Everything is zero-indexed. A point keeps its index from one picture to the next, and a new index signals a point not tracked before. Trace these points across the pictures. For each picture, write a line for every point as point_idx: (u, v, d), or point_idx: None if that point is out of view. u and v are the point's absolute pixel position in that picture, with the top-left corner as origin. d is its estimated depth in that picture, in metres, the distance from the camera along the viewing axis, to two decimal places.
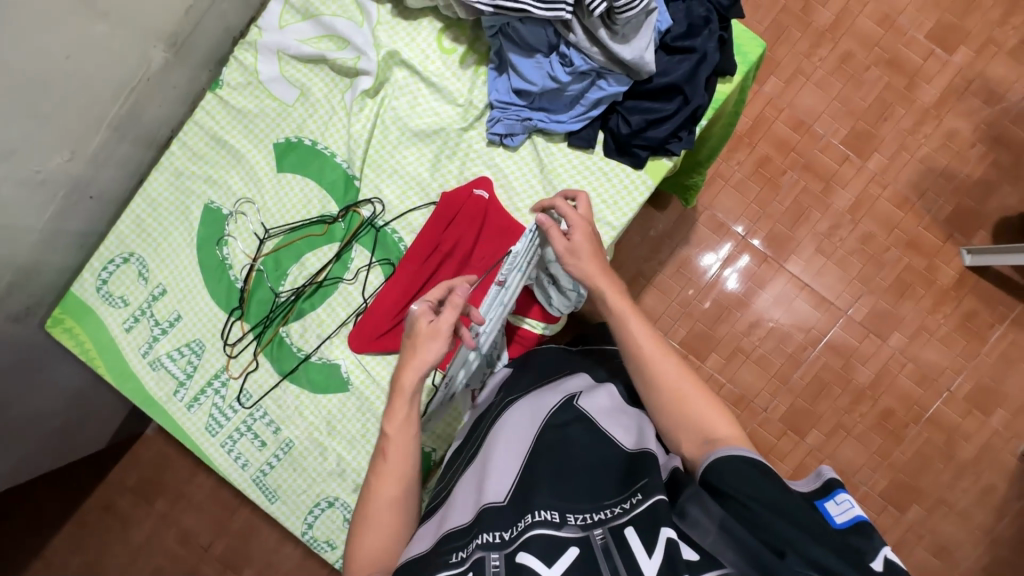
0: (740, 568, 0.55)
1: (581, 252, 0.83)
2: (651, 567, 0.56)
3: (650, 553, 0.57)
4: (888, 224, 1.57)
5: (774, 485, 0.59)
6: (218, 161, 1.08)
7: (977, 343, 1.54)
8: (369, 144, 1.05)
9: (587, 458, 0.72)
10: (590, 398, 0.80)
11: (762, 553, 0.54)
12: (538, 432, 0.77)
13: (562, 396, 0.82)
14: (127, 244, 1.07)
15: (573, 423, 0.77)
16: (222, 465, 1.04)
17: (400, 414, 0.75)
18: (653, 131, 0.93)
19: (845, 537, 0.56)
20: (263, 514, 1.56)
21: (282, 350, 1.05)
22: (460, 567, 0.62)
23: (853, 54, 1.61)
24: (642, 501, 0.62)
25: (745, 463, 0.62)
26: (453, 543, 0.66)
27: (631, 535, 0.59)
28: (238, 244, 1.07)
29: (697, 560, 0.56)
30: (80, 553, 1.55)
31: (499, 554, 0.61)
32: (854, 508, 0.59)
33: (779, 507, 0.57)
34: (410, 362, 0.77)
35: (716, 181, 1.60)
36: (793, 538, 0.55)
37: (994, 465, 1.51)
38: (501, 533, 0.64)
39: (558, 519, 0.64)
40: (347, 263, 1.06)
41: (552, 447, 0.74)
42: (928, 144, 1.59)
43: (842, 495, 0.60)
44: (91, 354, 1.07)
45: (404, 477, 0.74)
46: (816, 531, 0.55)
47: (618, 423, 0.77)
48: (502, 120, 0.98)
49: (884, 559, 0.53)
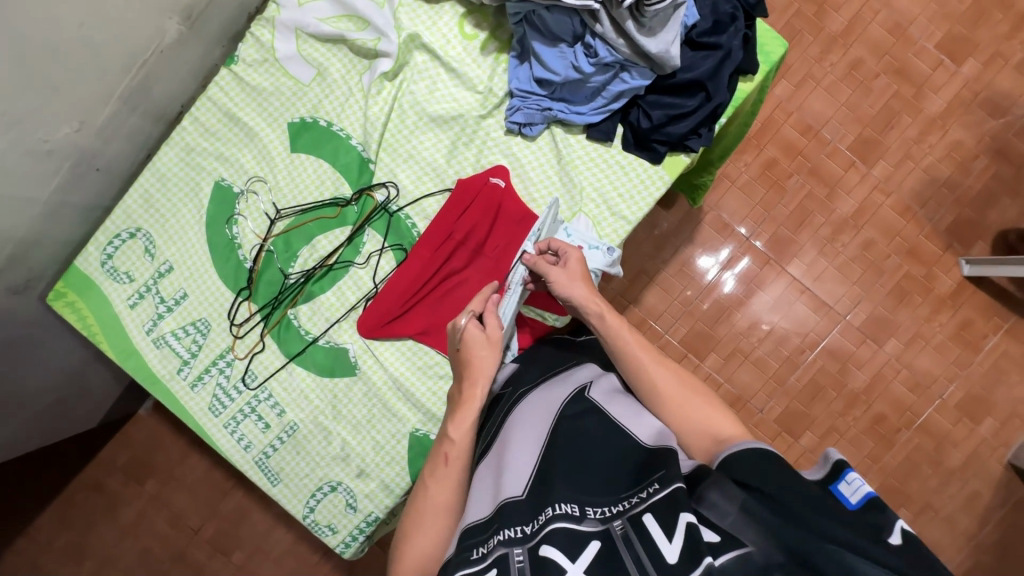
0: (762, 546, 0.54)
1: (572, 278, 0.85)
2: (672, 552, 0.56)
3: (670, 538, 0.57)
4: (890, 232, 1.59)
5: (783, 471, 0.59)
6: (230, 138, 1.07)
7: (970, 352, 1.56)
8: (385, 128, 1.04)
9: (601, 452, 0.72)
10: (602, 388, 0.82)
11: (784, 528, 0.53)
12: (552, 425, 0.77)
13: (573, 387, 0.83)
14: (133, 219, 1.05)
15: (586, 413, 0.78)
16: (225, 447, 1.04)
17: (466, 422, 0.78)
18: (674, 126, 0.93)
19: (862, 516, 0.55)
20: (256, 498, 1.55)
21: (289, 333, 1.04)
22: (483, 564, 0.61)
23: (864, 61, 1.62)
24: (659, 490, 0.62)
25: (755, 453, 0.62)
26: (473, 539, 0.65)
27: (650, 523, 0.59)
28: (248, 224, 1.06)
29: (718, 542, 0.56)
30: (68, 531, 1.53)
31: (522, 550, 0.61)
32: (865, 487, 0.58)
33: (794, 487, 0.57)
34: (479, 376, 0.81)
35: (723, 182, 1.61)
36: (810, 516, 0.53)
37: (981, 473, 1.54)
38: (522, 527, 0.64)
39: (578, 513, 0.63)
40: (359, 247, 1.05)
41: (568, 442, 0.74)
42: (932, 154, 1.61)
43: (852, 475, 0.59)
44: (94, 329, 1.05)
45: (457, 484, 0.74)
46: (833, 509, 0.55)
47: (635, 419, 0.76)
48: (522, 109, 0.98)
49: (901, 532, 0.52)
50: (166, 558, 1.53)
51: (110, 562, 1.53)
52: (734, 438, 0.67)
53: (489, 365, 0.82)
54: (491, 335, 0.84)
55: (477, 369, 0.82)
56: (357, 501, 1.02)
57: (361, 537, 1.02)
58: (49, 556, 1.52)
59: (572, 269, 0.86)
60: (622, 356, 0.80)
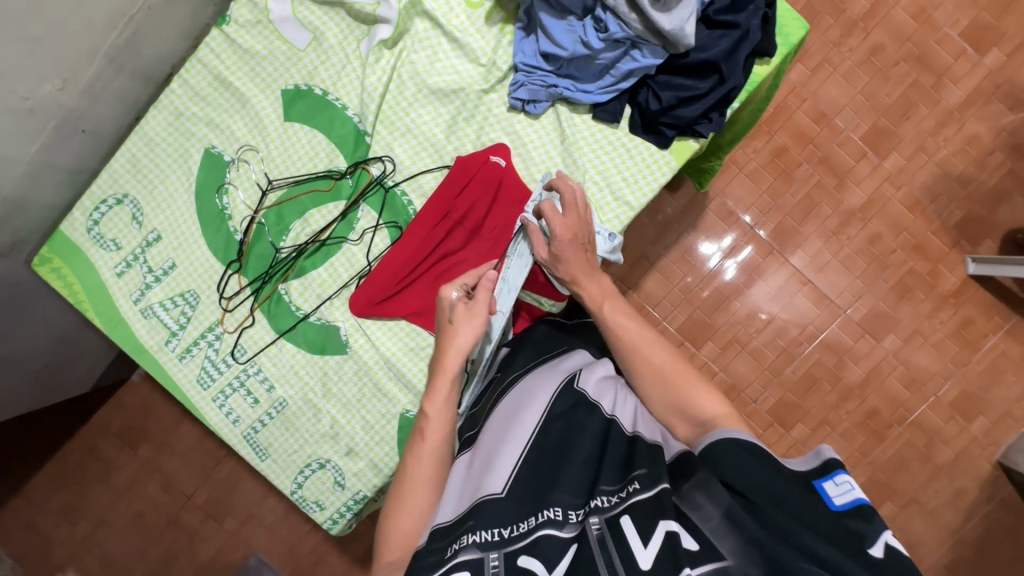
0: (741, 560, 0.52)
1: (563, 256, 0.85)
2: (646, 558, 0.54)
3: (646, 543, 0.55)
4: (897, 226, 1.56)
5: (768, 471, 0.56)
6: (220, 104, 1.03)
7: (969, 351, 1.55)
8: (383, 99, 1.00)
9: (588, 448, 0.69)
10: (592, 377, 0.79)
11: (763, 538, 0.52)
12: (542, 420, 0.74)
13: (562, 375, 0.81)
14: (120, 184, 1.03)
15: (575, 406, 0.75)
16: (213, 420, 1.02)
17: (440, 395, 0.77)
18: (684, 109, 0.89)
19: (842, 520, 0.53)
20: (248, 467, 1.55)
21: (280, 308, 1.02)
22: (452, 563, 0.59)
23: (884, 47, 1.56)
24: (641, 492, 0.60)
25: (739, 447, 0.60)
26: (449, 536, 0.64)
27: (627, 526, 0.57)
28: (239, 194, 1.03)
29: (697, 551, 0.54)
30: (62, 492, 1.55)
31: (498, 554, 0.60)
32: (854, 490, 0.55)
33: (772, 491, 0.55)
34: (451, 345, 0.80)
35: (730, 168, 1.57)
36: (791, 528, 0.52)
37: (969, 470, 1.55)
38: (500, 530, 0.62)
39: (561, 518, 0.62)
40: (353, 223, 1.02)
41: (555, 437, 0.72)
42: (947, 147, 1.56)
43: (842, 476, 0.56)
44: (80, 296, 1.03)
45: (436, 458, 0.74)
46: (809, 515, 0.53)
47: (626, 411, 0.74)
48: (526, 84, 0.93)
49: (885, 545, 0.50)
50: (158, 523, 1.55)
51: (103, 524, 1.55)
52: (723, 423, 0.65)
53: (462, 336, 0.80)
54: (474, 308, 0.82)
55: (448, 341, 0.80)
56: (345, 479, 1.01)
57: (348, 514, 1.01)
58: (44, 515, 1.54)
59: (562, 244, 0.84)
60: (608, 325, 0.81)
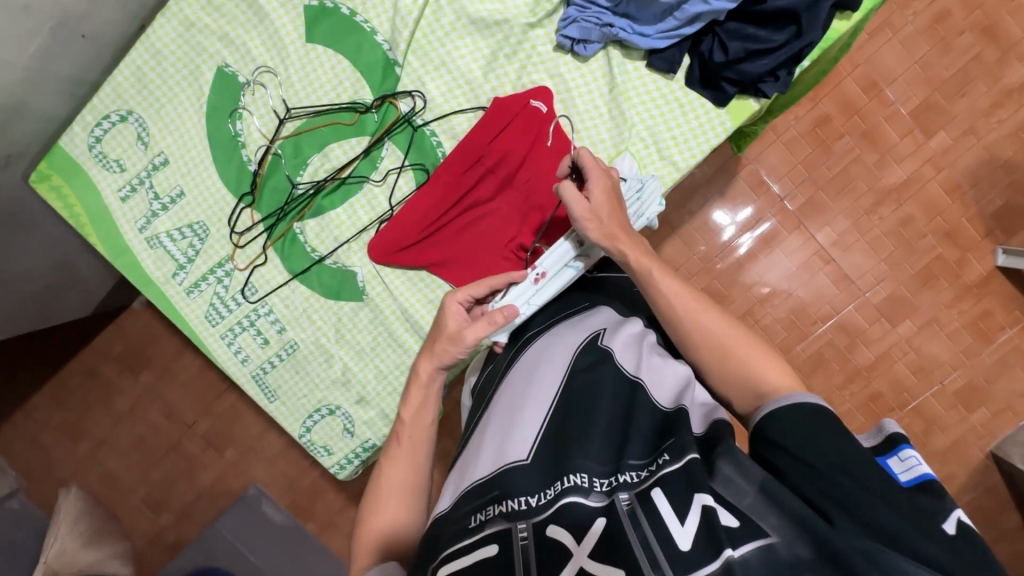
0: (787, 537, 0.46)
1: (602, 211, 0.73)
2: (684, 536, 0.48)
3: (684, 521, 0.49)
4: (932, 210, 1.49)
5: (836, 435, 0.51)
6: (237, 17, 0.93)
7: (982, 343, 1.51)
8: (417, 26, 0.91)
9: (612, 412, 0.62)
10: (618, 335, 0.70)
11: (812, 517, 0.46)
12: (564, 380, 0.67)
13: (587, 334, 0.72)
14: (125, 100, 0.95)
15: (600, 364, 0.67)
16: (221, 358, 0.99)
17: (416, 402, 0.70)
18: (750, 64, 0.81)
19: (912, 495, 0.47)
20: (248, 403, 1.54)
21: (295, 248, 0.97)
22: (480, 535, 0.54)
23: (951, 14, 1.44)
24: (671, 462, 0.54)
25: (809, 411, 0.53)
26: (472, 503, 0.59)
27: (658, 499, 0.51)
28: (254, 120, 0.95)
29: (737, 528, 0.48)
30: (62, 411, 1.55)
31: (527, 525, 0.54)
32: (921, 466, 0.50)
33: (838, 459, 0.49)
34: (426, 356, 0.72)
35: (768, 134, 1.49)
36: (854, 500, 0.47)
37: (961, 459, 1.53)
38: (528, 498, 0.56)
39: (586, 484, 0.55)
40: (376, 162, 0.95)
41: (577, 399, 0.64)
42: (999, 130, 1.47)
43: (907, 451, 0.52)
44: (80, 219, 0.98)
45: (415, 463, 0.68)
46: (878, 487, 0.47)
47: (654, 375, 0.66)
48: (578, 21, 0.86)
49: (958, 521, 0.45)
50: (157, 448, 1.56)
51: (103, 445, 1.56)
52: (778, 389, 0.58)
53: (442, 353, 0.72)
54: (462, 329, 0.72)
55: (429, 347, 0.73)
56: (354, 427, 0.99)
57: (356, 462, 1.00)
58: (44, 433, 1.55)
59: (599, 198, 0.73)
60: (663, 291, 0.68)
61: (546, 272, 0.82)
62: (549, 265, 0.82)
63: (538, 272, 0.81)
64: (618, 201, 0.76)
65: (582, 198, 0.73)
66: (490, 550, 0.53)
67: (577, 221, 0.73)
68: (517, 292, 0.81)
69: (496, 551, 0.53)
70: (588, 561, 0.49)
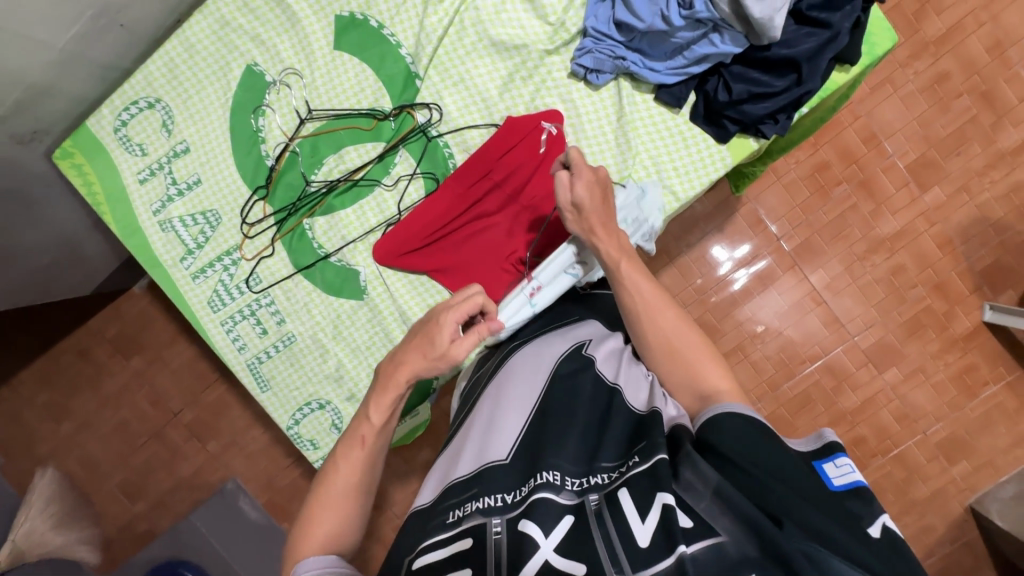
0: (737, 538, 0.47)
1: (585, 207, 0.75)
2: (644, 533, 0.50)
3: (644, 518, 0.50)
4: (923, 262, 1.53)
5: (774, 445, 0.52)
6: (270, 19, 0.98)
7: (965, 396, 1.53)
8: (441, 43, 0.96)
9: (588, 417, 0.64)
10: (601, 347, 0.73)
11: (761, 518, 0.46)
12: (546, 385, 0.69)
13: (570, 343, 0.75)
14: (154, 89, 0.99)
15: (582, 371, 0.69)
16: (219, 344, 1.01)
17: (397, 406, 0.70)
18: (752, 106, 0.86)
19: (844, 501, 0.50)
20: (237, 395, 1.55)
21: (302, 243, 0.99)
22: (457, 530, 0.56)
23: (950, 76, 1.51)
24: (639, 464, 0.55)
25: (750, 422, 0.55)
26: (451, 499, 0.60)
27: (624, 498, 0.53)
28: (276, 118, 0.99)
29: (692, 528, 0.49)
30: (49, 390, 1.55)
31: (501, 521, 0.55)
32: (853, 474, 0.52)
33: (779, 466, 0.51)
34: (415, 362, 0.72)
35: (769, 175, 1.54)
36: (791, 503, 0.48)
37: (941, 510, 1.53)
38: (505, 496, 0.58)
39: (558, 482, 0.57)
40: (388, 167, 0.99)
41: (557, 402, 0.66)
42: (991, 190, 1.52)
43: (842, 459, 0.53)
44: (98, 197, 1.01)
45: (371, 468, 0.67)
46: (814, 494, 0.49)
47: (632, 383, 0.68)
48: (593, 52, 0.91)
49: (883, 525, 0.48)
50: (140, 434, 1.56)
51: (87, 426, 1.56)
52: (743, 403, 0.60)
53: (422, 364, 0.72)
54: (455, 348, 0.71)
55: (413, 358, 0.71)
56: (343, 423, 1.00)
57: None
58: (30, 409, 1.55)
59: (582, 195, 0.75)
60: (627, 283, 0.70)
61: (543, 282, 0.87)
62: (545, 276, 0.86)
63: (534, 284, 0.86)
64: (606, 197, 0.77)
65: (570, 186, 0.76)
66: (466, 544, 0.54)
67: (559, 204, 0.78)
68: (516, 301, 0.87)
69: (468, 546, 0.54)
70: (554, 556, 0.51)
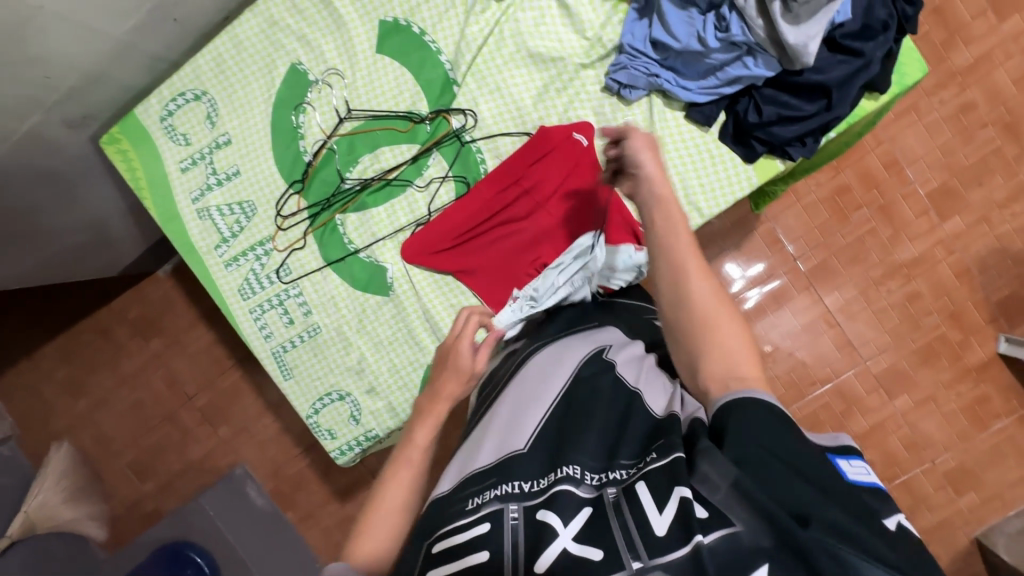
0: (752, 528, 0.48)
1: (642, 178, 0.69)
2: (661, 524, 0.52)
3: (661, 510, 0.52)
4: (939, 290, 1.53)
5: (794, 437, 0.52)
6: (317, 21, 1.01)
7: (976, 428, 1.53)
8: (479, 52, 0.99)
9: (608, 417, 0.65)
10: (622, 352, 0.75)
11: (780, 513, 0.47)
12: (567, 385, 0.71)
13: (592, 346, 0.77)
14: (201, 82, 1.02)
15: (602, 373, 0.71)
16: (247, 331, 1.04)
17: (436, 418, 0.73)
18: (781, 128, 0.88)
19: (863, 497, 0.50)
20: (253, 382, 1.58)
21: (333, 238, 1.02)
22: (475, 515, 0.58)
23: (975, 106, 1.51)
24: (658, 459, 0.57)
25: (773, 414, 0.54)
26: (471, 488, 0.62)
27: (642, 492, 0.54)
28: (316, 115, 1.03)
29: (707, 518, 0.50)
30: (70, 366, 1.59)
31: (518, 507, 0.58)
32: (868, 475, 0.54)
33: (798, 459, 0.51)
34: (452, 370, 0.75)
35: (789, 196, 1.55)
36: (810, 499, 0.48)
37: (946, 540, 1.53)
38: (524, 484, 0.60)
39: (578, 476, 0.59)
40: (422, 169, 1.02)
41: (578, 402, 0.68)
42: (1012, 223, 1.52)
43: (858, 460, 0.55)
44: (140, 183, 1.05)
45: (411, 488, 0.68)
46: (831, 488, 0.50)
47: (651, 388, 0.69)
48: (628, 68, 0.93)
49: (898, 523, 0.48)
50: (155, 415, 1.59)
51: (104, 404, 1.60)
52: None
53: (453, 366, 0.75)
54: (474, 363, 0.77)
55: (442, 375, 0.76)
56: (360, 415, 1.03)
57: (357, 449, 1.03)
58: (50, 384, 1.60)
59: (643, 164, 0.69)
60: (664, 255, 0.65)
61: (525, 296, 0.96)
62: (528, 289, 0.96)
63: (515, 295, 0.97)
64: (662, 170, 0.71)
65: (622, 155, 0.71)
66: (483, 528, 0.56)
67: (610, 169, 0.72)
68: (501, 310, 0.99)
69: (487, 529, 0.56)
70: (572, 543, 0.53)
